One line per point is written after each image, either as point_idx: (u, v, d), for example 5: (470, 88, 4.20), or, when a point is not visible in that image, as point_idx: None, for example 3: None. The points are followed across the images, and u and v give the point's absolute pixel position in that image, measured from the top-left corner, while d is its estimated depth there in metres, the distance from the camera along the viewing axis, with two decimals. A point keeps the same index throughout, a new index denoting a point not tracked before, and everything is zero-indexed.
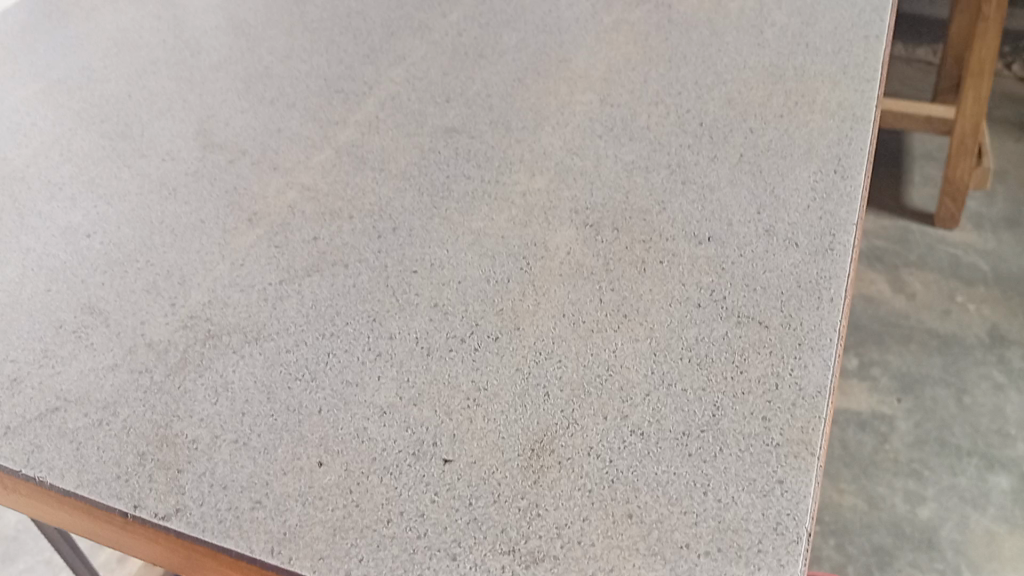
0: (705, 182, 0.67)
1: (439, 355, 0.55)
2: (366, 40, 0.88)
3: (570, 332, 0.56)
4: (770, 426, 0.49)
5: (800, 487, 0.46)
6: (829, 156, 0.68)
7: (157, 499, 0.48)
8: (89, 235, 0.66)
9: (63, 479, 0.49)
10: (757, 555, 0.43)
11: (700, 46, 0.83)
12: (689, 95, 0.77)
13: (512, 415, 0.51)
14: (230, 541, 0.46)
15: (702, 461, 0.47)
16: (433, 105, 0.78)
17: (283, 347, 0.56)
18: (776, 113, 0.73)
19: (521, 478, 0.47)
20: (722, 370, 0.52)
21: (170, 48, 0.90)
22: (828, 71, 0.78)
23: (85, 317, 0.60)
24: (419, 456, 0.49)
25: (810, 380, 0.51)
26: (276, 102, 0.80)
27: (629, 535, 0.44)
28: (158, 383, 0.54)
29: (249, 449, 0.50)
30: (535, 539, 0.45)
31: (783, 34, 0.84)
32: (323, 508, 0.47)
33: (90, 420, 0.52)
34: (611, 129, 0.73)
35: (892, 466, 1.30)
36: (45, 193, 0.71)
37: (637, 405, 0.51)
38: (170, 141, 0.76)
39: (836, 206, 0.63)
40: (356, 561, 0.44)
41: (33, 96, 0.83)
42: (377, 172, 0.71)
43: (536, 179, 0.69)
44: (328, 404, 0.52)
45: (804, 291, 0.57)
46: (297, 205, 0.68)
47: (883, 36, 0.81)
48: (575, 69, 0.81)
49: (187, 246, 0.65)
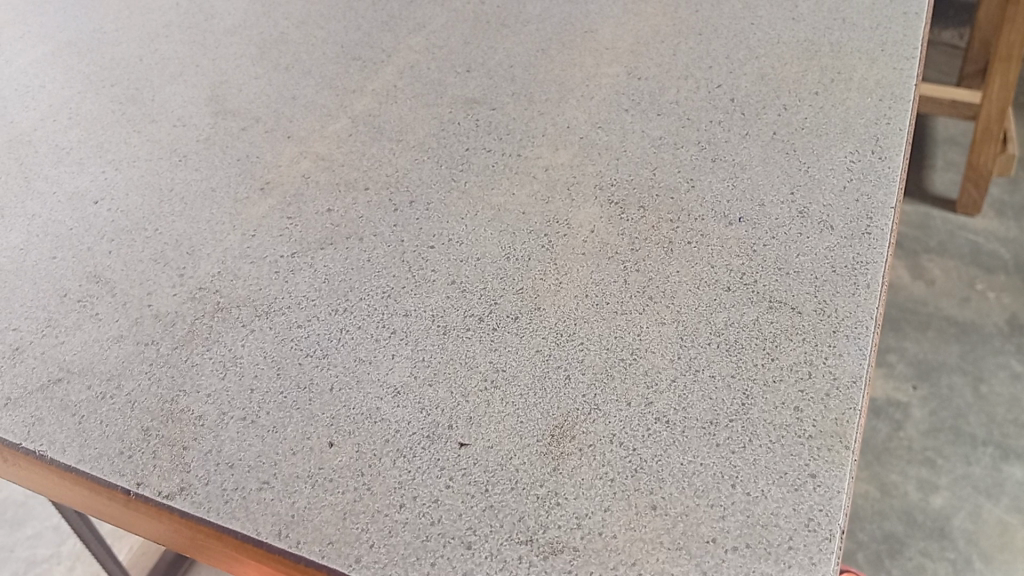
0: (736, 160, 0.64)
1: (456, 334, 0.53)
2: (385, 7, 0.85)
3: (593, 314, 0.53)
4: (802, 417, 0.47)
5: (833, 482, 0.44)
6: (866, 136, 0.65)
7: (161, 477, 0.46)
8: (97, 202, 0.64)
9: (65, 453, 0.48)
10: (788, 552, 0.41)
11: (732, 19, 0.80)
12: (720, 70, 0.73)
13: (532, 398, 0.49)
14: (236, 523, 0.44)
15: (730, 452, 0.45)
16: (454, 74, 0.75)
17: (295, 322, 0.54)
18: (810, 90, 0.70)
19: (540, 464, 0.46)
20: (753, 357, 0.50)
21: (184, 11, 0.87)
22: (864, 48, 0.74)
23: (90, 286, 0.58)
24: (434, 439, 0.47)
25: (845, 369, 0.49)
26: (291, 68, 0.77)
27: (652, 528, 0.43)
28: (165, 355, 0.52)
29: (258, 427, 0.48)
30: (555, 530, 0.43)
31: (818, 8, 0.81)
32: (333, 490, 0.45)
33: (94, 392, 0.51)
34: (639, 103, 0.71)
35: (906, 453, 1.28)
36: (53, 157, 0.69)
37: (662, 391, 0.49)
38: (181, 106, 0.73)
39: (873, 188, 0.60)
40: (367, 547, 0.43)
41: (43, 57, 0.81)
42: (394, 143, 0.68)
43: (560, 153, 0.66)
44: (340, 383, 0.50)
45: (839, 276, 0.54)
46: (310, 174, 0.66)
47: (923, 13, 0.77)
48: (601, 40, 0.78)
49: (197, 215, 0.63)
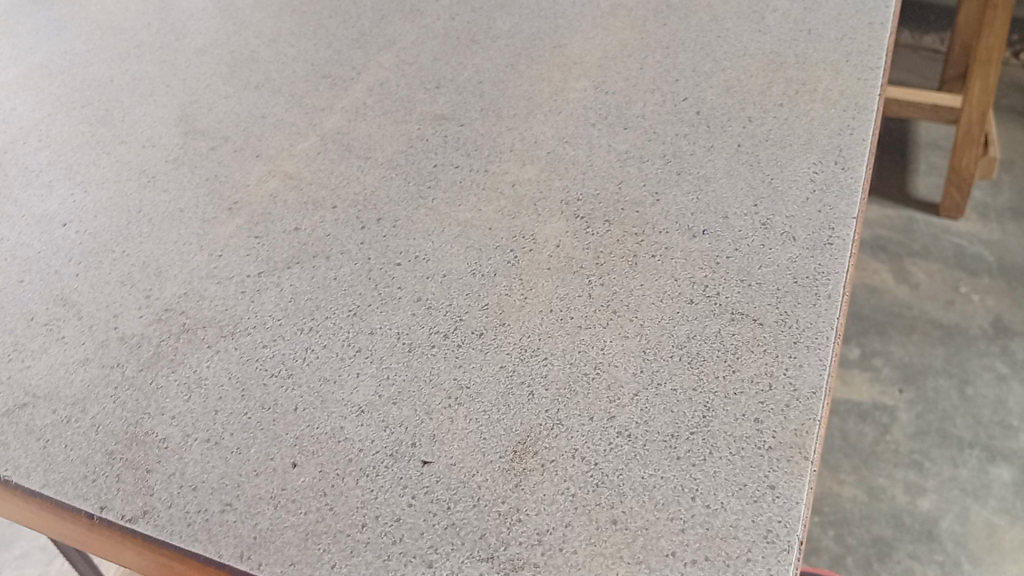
0: (701, 173, 0.65)
1: (421, 352, 0.53)
2: (356, 24, 0.86)
3: (557, 328, 0.54)
4: (762, 428, 0.47)
5: (792, 493, 0.44)
6: (831, 146, 0.66)
7: (125, 500, 0.46)
8: (65, 224, 0.64)
9: (29, 478, 0.48)
10: (746, 565, 0.41)
11: (700, 32, 0.81)
12: (687, 82, 0.74)
13: (495, 415, 0.49)
14: (199, 545, 0.44)
15: (691, 465, 0.46)
16: (423, 91, 0.76)
17: (261, 342, 0.54)
18: (776, 101, 0.71)
19: (503, 481, 0.46)
20: (715, 369, 0.50)
21: (155, 31, 0.87)
22: (830, 59, 0.75)
23: (57, 309, 0.58)
24: (398, 457, 0.47)
25: (805, 380, 0.49)
26: (261, 87, 0.77)
27: (613, 542, 0.43)
28: (130, 378, 0.53)
29: (222, 448, 0.48)
30: (516, 546, 0.43)
31: (784, 20, 0.82)
32: (296, 511, 0.45)
33: (59, 417, 0.51)
34: (606, 116, 0.71)
35: (891, 458, 1.28)
36: (22, 180, 0.69)
37: (624, 405, 0.49)
38: (151, 127, 0.74)
39: (836, 199, 0.61)
40: (329, 568, 0.43)
41: (14, 80, 0.81)
42: (362, 160, 0.69)
43: (527, 168, 0.67)
44: (305, 403, 0.51)
45: (801, 287, 0.55)
46: (279, 193, 0.66)
47: (888, 23, 0.78)
48: (570, 55, 0.79)
49: (165, 236, 0.63)
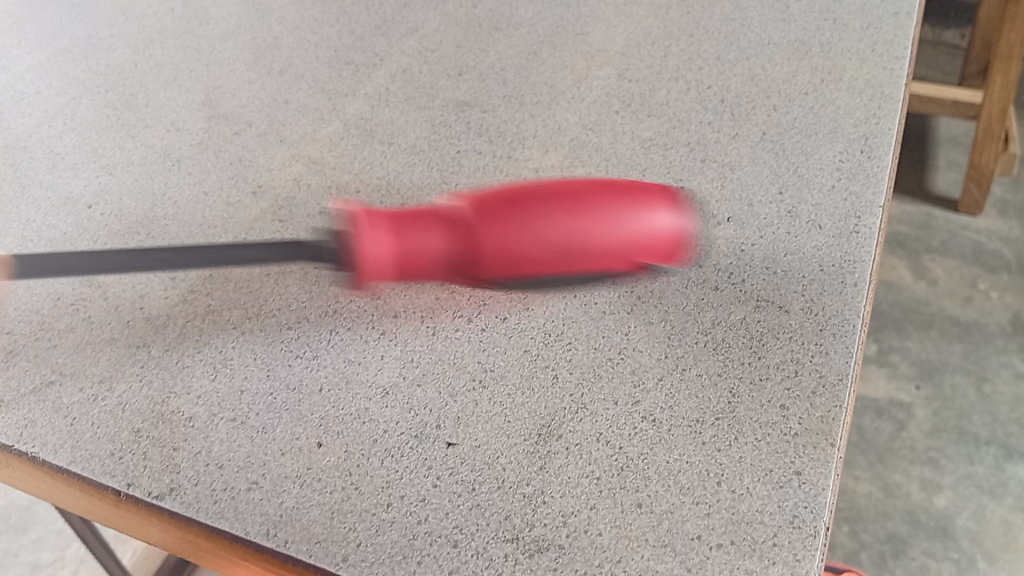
0: (725, 160, 0.64)
1: (445, 335, 0.53)
2: (378, 11, 0.86)
3: (581, 313, 0.54)
4: (788, 415, 0.47)
5: (818, 479, 0.44)
6: (856, 135, 0.65)
7: (152, 477, 0.47)
8: (91, 206, 0.65)
9: (58, 454, 0.48)
10: (771, 549, 0.41)
11: (723, 20, 0.80)
12: (711, 71, 0.74)
13: (520, 398, 0.49)
14: (225, 523, 0.45)
15: (716, 450, 0.45)
16: (445, 78, 0.76)
17: (286, 324, 0.55)
18: (801, 90, 0.71)
19: (527, 463, 0.46)
20: (739, 355, 0.50)
21: (179, 17, 0.88)
22: (855, 48, 0.74)
23: (83, 289, 0.58)
24: (422, 438, 0.47)
25: (831, 367, 0.49)
26: (284, 73, 0.78)
27: (638, 525, 0.43)
28: (156, 357, 0.53)
29: (247, 427, 0.49)
30: (540, 528, 0.43)
31: (809, 8, 0.81)
32: (321, 491, 0.45)
33: (86, 395, 0.51)
34: (629, 104, 0.71)
35: (908, 454, 1.27)
36: (48, 162, 0.69)
37: (649, 390, 0.49)
38: (175, 111, 0.74)
39: (862, 187, 0.60)
40: (354, 547, 0.43)
41: (40, 64, 0.81)
42: (385, 146, 0.69)
43: (550, 155, 0.67)
44: (329, 384, 0.51)
45: (826, 275, 0.54)
46: (302, 178, 0.66)
47: (914, 13, 0.77)
48: (592, 43, 0.79)
49: (189, 219, 0.63)
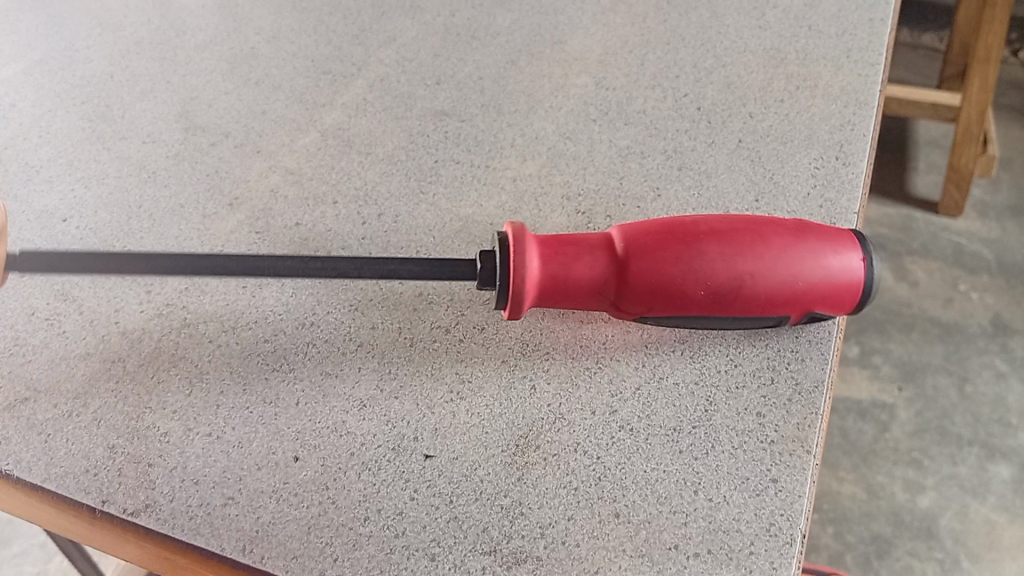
0: (702, 168, 0.65)
1: (423, 347, 0.53)
2: (356, 20, 0.86)
3: (559, 323, 0.54)
4: (764, 423, 0.47)
5: (794, 487, 0.44)
6: (831, 142, 0.66)
7: (127, 494, 0.46)
8: (66, 219, 0.64)
9: (31, 472, 0.48)
10: (748, 558, 0.42)
11: (700, 28, 0.81)
12: (687, 78, 0.74)
13: (498, 409, 0.49)
14: (201, 539, 0.44)
15: (693, 459, 0.46)
16: (423, 87, 0.76)
17: (263, 336, 0.54)
18: (776, 97, 0.71)
19: (505, 474, 0.46)
20: (716, 363, 0.50)
21: (156, 28, 0.87)
22: (830, 55, 0.75)
23: (58, 304, 0.57)
24: (400, 451, 0.47)
25: (807, 374, 0.49)
26: (261, 83, 0.77)
27: (616, 535, 0.43)
28: (131, 372, 0.52)
29: (223, 442, 0.48)
30: (518, 539, 0.43)
31: (784, 15, 0.81)
32: (299, 505, 0.45)
33: (60, 411, 0.50)
34: (607, 112, 0.71)
35: (891, 455, 1.28)
36: (22, 176, 0.69)
37: (626, 399, 0.49)
38: (151, 123, 0.74)
39: (836, 193, 0.61)
40: (332, 561, 0.43)
41: (14, 76, 0.81)
42: (363, 156, 0.68)
43: (528, 164, 0.67)
44: (306, 397, 0.50)
45: None
46: (279, 188, 0.66)
47: (888, 20, 0.78)
48: (570, 51, 0.79)
49: (165, 231, 0.63)
